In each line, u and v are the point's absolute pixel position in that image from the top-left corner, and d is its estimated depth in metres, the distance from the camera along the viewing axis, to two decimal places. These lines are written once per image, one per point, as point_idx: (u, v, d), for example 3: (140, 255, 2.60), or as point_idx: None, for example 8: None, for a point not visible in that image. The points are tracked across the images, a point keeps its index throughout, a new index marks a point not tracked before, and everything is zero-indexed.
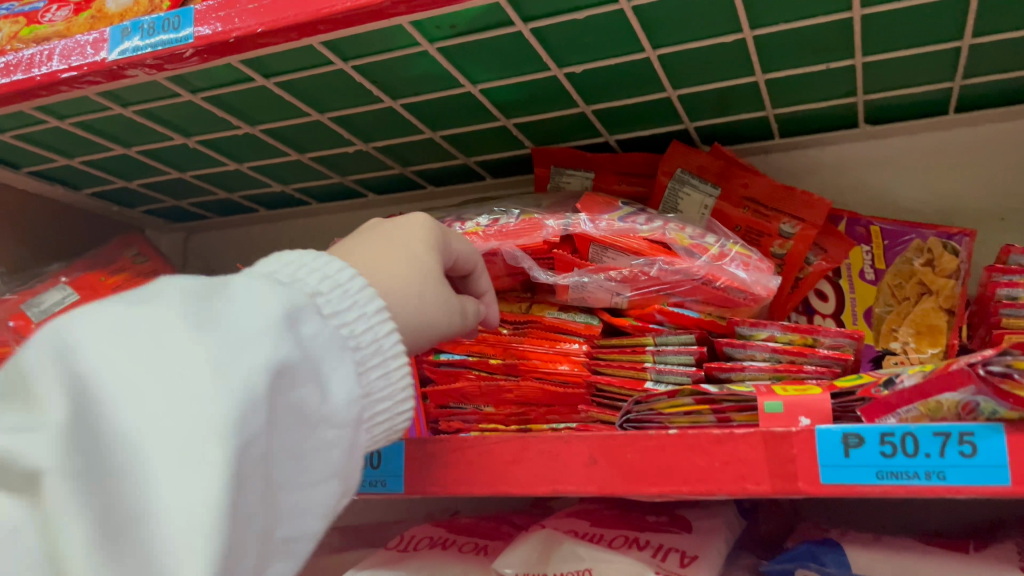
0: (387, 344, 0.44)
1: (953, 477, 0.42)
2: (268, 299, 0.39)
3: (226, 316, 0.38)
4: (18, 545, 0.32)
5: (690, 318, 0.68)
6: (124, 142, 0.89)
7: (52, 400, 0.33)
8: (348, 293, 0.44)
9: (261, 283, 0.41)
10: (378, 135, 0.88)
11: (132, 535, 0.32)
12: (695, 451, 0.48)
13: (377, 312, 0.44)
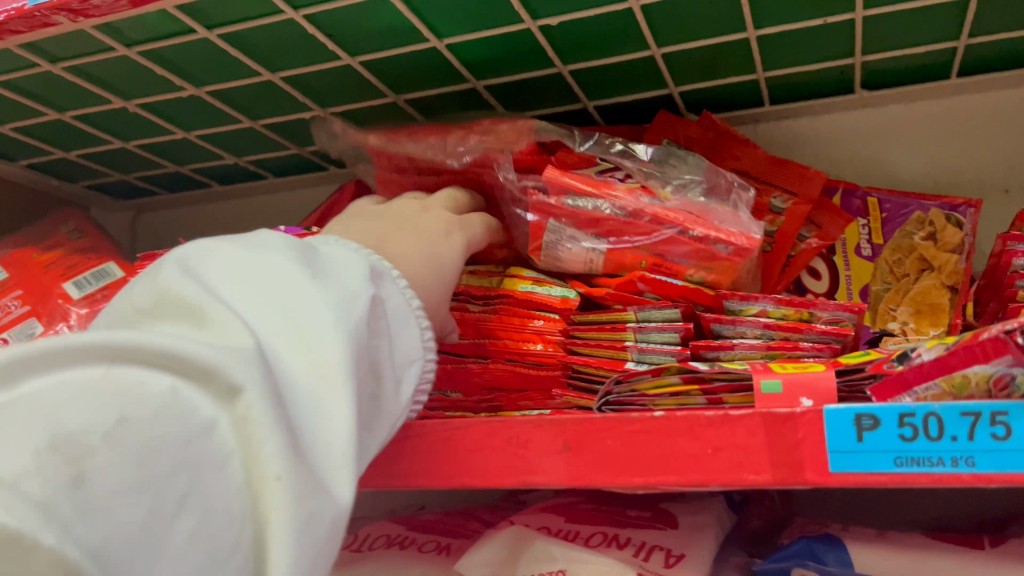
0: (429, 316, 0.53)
1: (983, 464, 0.36)
2: (361, 266, 0.49)
3: (333, 272, 0.48)
4: (214, 444, 0.37)
5: (673, 285, 0.61)
6: (58, 106, 0.82)
7: (233, 327, 0.40)
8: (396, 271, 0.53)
9: (344, 253, 0.51)
10: (337, 100, 0.81)
11: (310, 434, 0.40)
12: (684, 436, 0.41)
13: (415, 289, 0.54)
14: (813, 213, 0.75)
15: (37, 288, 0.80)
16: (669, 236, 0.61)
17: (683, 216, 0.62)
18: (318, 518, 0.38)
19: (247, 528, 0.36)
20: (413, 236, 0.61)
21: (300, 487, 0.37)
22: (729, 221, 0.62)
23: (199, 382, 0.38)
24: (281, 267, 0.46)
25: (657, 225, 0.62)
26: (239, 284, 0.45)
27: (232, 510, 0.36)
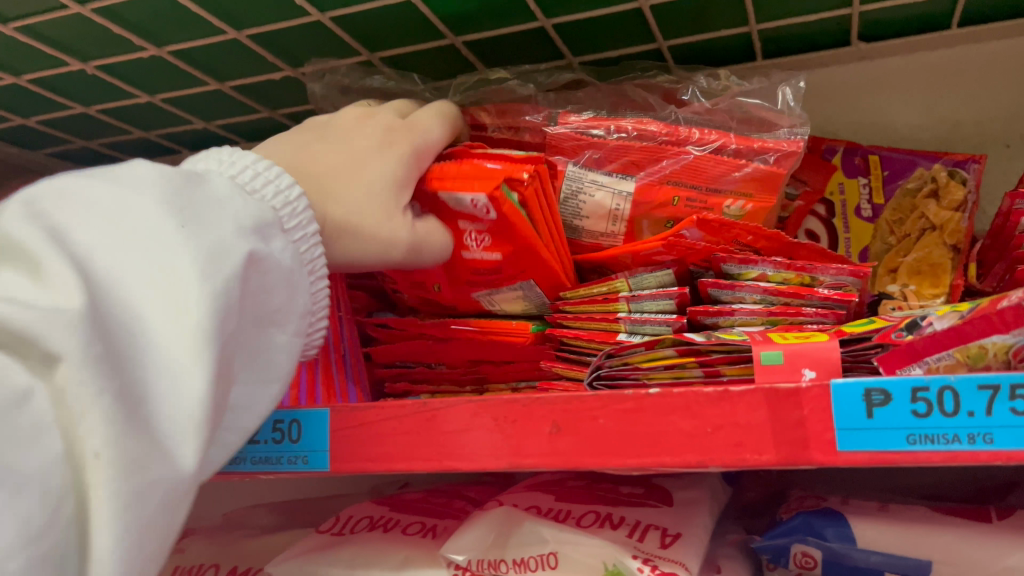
0: (319, 266, 0.45)
1: (1003, 440, 0.34)
2: (246, 209, 0.41)
3: (212, 211, 0.39)
4: (27, 418, 0.31)
5: (726, 229, 0.56)
6: (11, 70, 0.78)
7: (71, 284, 0.33)
8: (296, 211, 0.44)
9: (229, 187, 0.41)
10: (308, 59, 0.77)
11: (154, 405, 0.34)
12: (681, 414, 0.39)
13: (316, 235, 0.45)
14: (797, 170, 0.73)
15: None
16: (699, 156, 0.59)
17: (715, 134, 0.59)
18: (148, 495, 0.33)
19: (68, 504, 0.32)
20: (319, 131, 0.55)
21: (126, 465, 0.33)
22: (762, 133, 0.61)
23: (13, 346, 0.32)
24: (141, 203, 0.37)
25: (687, 147, 0.59)
26: (88, 218, 0.36)
27: (47, 490, 0.31)
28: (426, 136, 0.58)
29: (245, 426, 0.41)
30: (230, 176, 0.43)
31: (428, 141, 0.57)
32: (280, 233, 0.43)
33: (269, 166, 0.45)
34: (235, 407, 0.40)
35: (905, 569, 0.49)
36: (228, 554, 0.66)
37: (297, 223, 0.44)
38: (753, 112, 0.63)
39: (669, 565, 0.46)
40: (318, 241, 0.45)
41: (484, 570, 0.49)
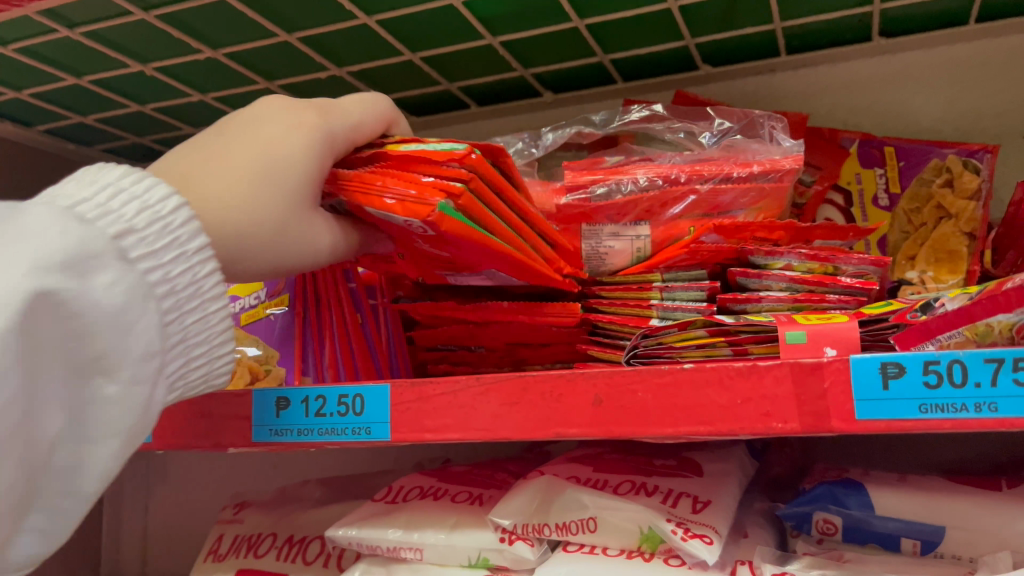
0: (207, 284, 0.40)
1: (1007, 409, 0.37)
2: (66, 237, 0.35)
3: (7, 250, 0.33)
4: None
5: (744, 230, 0.60)
6: (74, 71, 0.83)
7: None
8: (169, 228, 0.39)
9: (59, 212, 0.36)
10: (352, 59, 0.82)
11: None
12: (714, 387, 0.43)
13: (199, 250, 0.40)
14: (810, 157, 0.78)
15: None
16: (710, 188, 0.62)
17: (715, 166, 0.63)
18: None
19: None
20: (208, 139, 0.46)
21: None
22: (764, 146, 0.64)
23: None
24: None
25: (694, 184, 0.62)
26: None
27: None
28: (331, 119, 0.49)
29: (83, 489, 0.38)
30: (74, 199, 0.37)
31: (336, 127, 0.49)
32: (123, 260, 0.37)
33: (135, 181, 0.39)
34: (63, 467, 0.37)
35: (921, 535, 0.52)
36: (285, 524, 0.71)
37: (170, 239, 0.39)
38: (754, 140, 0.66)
39: (700, 528, 0.50)
40: (201, 257, 0.40)
41: (530, 533, 0.54)
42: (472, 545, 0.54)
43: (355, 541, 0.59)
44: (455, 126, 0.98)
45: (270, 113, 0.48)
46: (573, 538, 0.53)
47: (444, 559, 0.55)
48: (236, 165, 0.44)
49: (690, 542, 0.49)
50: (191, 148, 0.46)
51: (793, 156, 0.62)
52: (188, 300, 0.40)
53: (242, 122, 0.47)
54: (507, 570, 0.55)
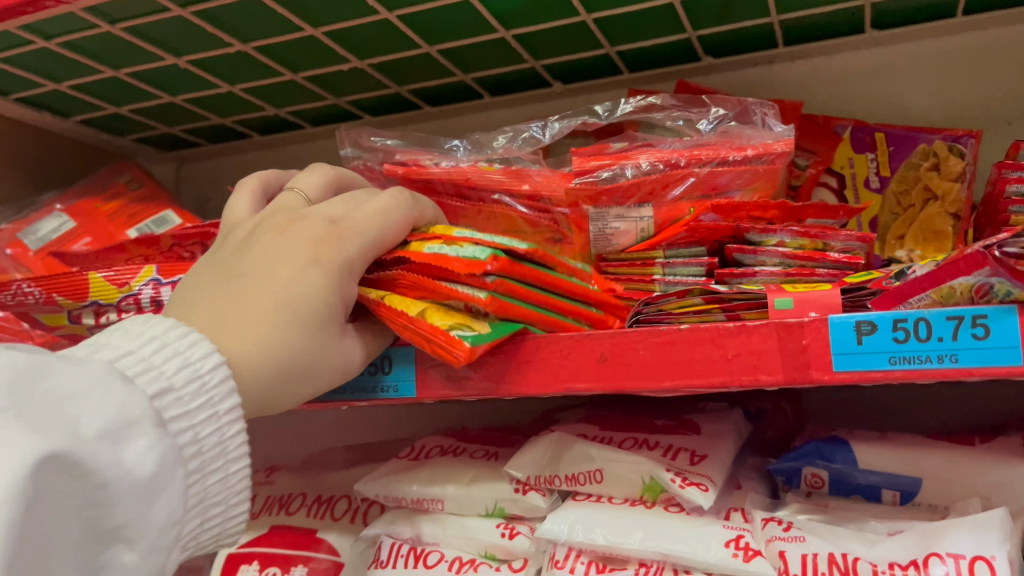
0: (230, 444, 0.44)
1: (966, 359, 0.42)
2: (112, 401, 0.37)
3: (62, 409, 0.35)
4: None
5: (738, 208, 0.66)
6: (112, 64, 0.88)
7: None
8: (206, 388, 0.43)
9: (106, 371, 0.38)
10: (373, 52, 0.87)
11: None
12: (708, 344, 0.48)
13: (229, 411, 0.44)
14: (802, 142, 0.83)
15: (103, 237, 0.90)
16: (711, 170, 0.67)
17: (710, 150, 0.67)
18: None
19: None
20: (242, 264, 0.51)
21: None
22: (757, 132, 0.68)
23: None
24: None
25: (694, 168, 0.67)
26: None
27: None
28: (343, 244, 0.52)
29: None
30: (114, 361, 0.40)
31: (349, 251, 0.52)
32: (158, 427, 0.39)
33: (179, 336, 0.44)
34: None
35: (900, 486, 0.57)
36: (312, 484, 0.77)
37: (205, 397, 0.43)
38: (747, 125, 0.70)
39: (697, 477, 0.55)
40: (231, 418, 0.44)
41: (542, 485, 0.59)
42: (488, 496, 0.60)
43: (380, 493, 0.64)
44: (468, 115, 1.03)
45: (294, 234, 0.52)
46: (582, 488, 0.59)
47: (462, 508, 0.61)
48: (254, 307, 0.48)
49: (687, 489, 0.54)
50: (229, 277, 0.50)
51: (784, 139, 0.66)
52: (214, 455, 0.44)
53: (266, 249, 0.51)
54: (521, 518, 0.61)
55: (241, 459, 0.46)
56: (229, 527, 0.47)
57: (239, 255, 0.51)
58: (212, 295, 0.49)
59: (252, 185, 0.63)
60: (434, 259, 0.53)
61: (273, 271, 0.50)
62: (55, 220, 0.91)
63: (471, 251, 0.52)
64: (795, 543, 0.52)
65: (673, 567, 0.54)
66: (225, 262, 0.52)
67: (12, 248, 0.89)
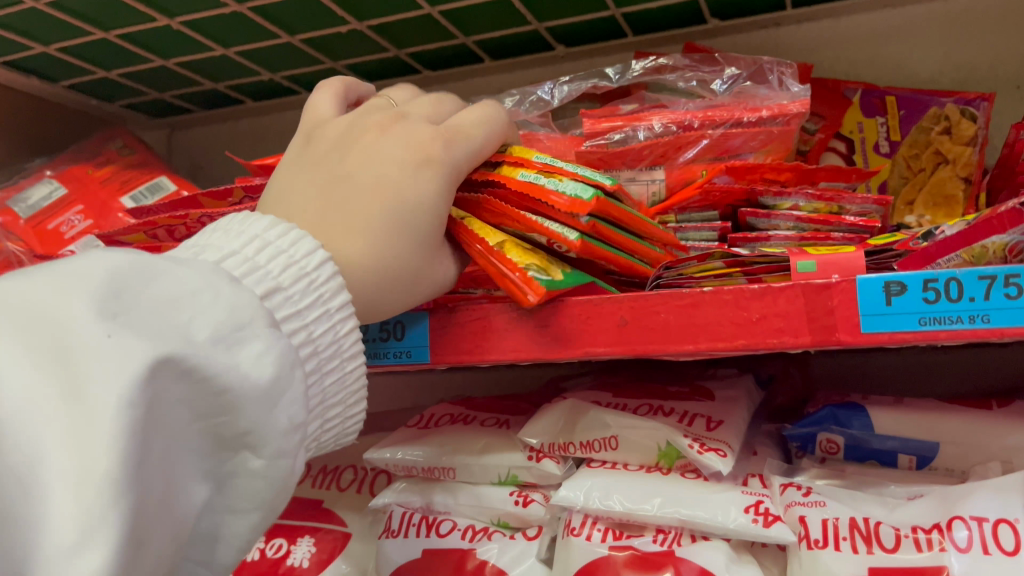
0: (345, 343, 0.44)
1: (999, 320, 0.41)
2: (219, 309, 0.36)
3: (162, 317, 0.34)
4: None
5: (752, 170, 0.64)
6: (102, 25, 0.86)
7: None
8: (315, 285, 0.43)
9: (215, 271, 0.38)
10: (372, 13, 0.84)
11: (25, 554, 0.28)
12: (731, 307, 0.46)
13: (340, 308, 0.44)
14: (812, 106, 0.82)
15: (97, 204, 0.88)
16: (725, 133, 0.66)
17: (724, 111, 0.66)
18: None
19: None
20: (356, 162, 0.50)
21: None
22: (771, 92, 0.66)
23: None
24: (75, 306, 0.32)
25: (707, 131, 0.66)
26: (28, 332, 0.31)
27: None
28: (454, 153, 0.51)
29: (221, 558, 0.39)
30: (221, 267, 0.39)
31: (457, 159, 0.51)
32: (268, 328, 0.38)
33: (281, 234, 0.44)
34: (203, 535, 0.38)
35: (917, 451, 0.57)
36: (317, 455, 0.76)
37: (315, 295, 0.43)
38: (761, 86, 0.68)
39: (715, 443, 0.55)
40: (342, 316, 0.44)
41: (555, 452, 0.59)
42: (502, 463, 0.60)
43: (389, 462, 0.64)
44: (469, 80, 1.01)
45: (410, 134, 0.51)
46: (597, 454, 0.58)
47: (474, 477, 0.61)
48: (368, 209, 0.48)
49: (705, 455, 0.53)
50: (345, 170, 0.50)
51: (800, 99, 0.64)
52: (329, 355, 0.44)
53: (382, 149, 0.50)
54: (535, 487, 0.60)
55: (357, 357, 0.46)
56: (348, 427, 0.48)
57: (354, 153, 0.50)
58: (320, 211, 0.48)
59: (334, 87, 0.59)
60: (530, 189, 0.51)
61: (394, 170, 0.49)
62: (46, 187, 0.89)
63: (569, 188, 0.50)
64: (816, 508, 0.51)
65: (690, 533, 0.53)
66: (336, 156, 0.51)
67: (1, 215, 0.85)
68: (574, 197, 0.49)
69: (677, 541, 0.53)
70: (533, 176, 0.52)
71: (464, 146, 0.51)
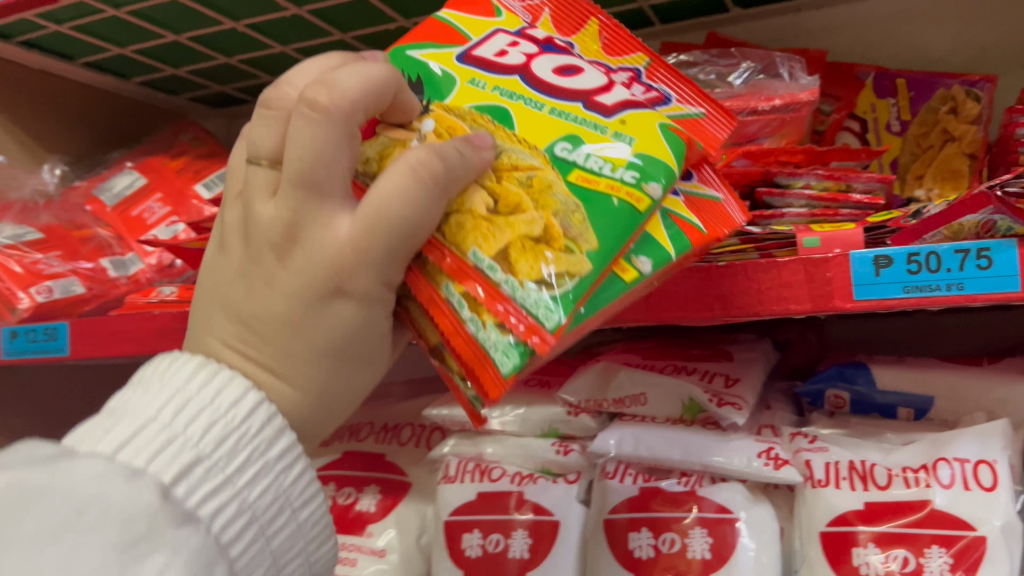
0: (290, 491, 0.42)
1: (971, 287, 0.48)
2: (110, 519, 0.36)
3: (46, 541, 0.35)
4: None
5: (768, 153, 0.72)
6: (174, 29, 0.94)
7: None
8: (246, 441, 0.41)
9: (110, 469, 0.37)
10: (418, 11, 0.92)
11: None
12: (744, 279, 0.54)
13: (280, 456, 0.42)
14: (828, 89, 0.88)
15: (174, 192, 0.97)
16: (745, 120, 0.73)
17: (741, 101, 0.73)
18: None
19: None
20: (257, 295, 0.42)
21: None
22: (783, 83, 0.73)
23: None
24: None
25: (726, 119, 0.73)
26: None
27: None
28: (372, 254, 0.39)
29: None
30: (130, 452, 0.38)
31: (380, 262, 0.39)
32: (176, 522, 0.37)
33: (203, 386, 0.41)
34: None
35: (915, 404, 0.64)
36: (380, 414, 0.86)
37: (247, 452, 0.40)
38: (774, 78, 0.74)
39: (732, 398, 0.63)
40: (286, 462, 0.42)
41: (591, 407, 0.68)
42: (544, 418, 0.69)
43: (447, 417, 0.72)
44: None
45: (306, 255, 0.40)
46: (628, 409, 0.66)
47: (522, 429, 0.69)
48: (283, 359, 0.42)
49: (723, 408, 0.62)
50: (247, 308, 0.42)
51: (809, 89, 0.71)
52: (277, 511, 0.41)
53: (279, 277, 0.41)
54: (572, 437, 0.69)
55: (315, 492, 0.44)
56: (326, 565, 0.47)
57: (251, 278, 0.42)
58: (236, 341, 0.43)
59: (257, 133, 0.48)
60: (478, 293, 0.39)
61: (298, 314, 0.40)
62: (127, 178, 0.99)
63: (531, 304, 0.38)
64: (820, 453, 0.59)
65: (711, 475, 0.61)
66: (235, 278, 0.43)
67: (91, 205, 0.97)
68: (531, 323, 0.37)
69: (698, 483, 0.61)
70: (488, 267, 0.39)
71: (381, 237, 0.38)
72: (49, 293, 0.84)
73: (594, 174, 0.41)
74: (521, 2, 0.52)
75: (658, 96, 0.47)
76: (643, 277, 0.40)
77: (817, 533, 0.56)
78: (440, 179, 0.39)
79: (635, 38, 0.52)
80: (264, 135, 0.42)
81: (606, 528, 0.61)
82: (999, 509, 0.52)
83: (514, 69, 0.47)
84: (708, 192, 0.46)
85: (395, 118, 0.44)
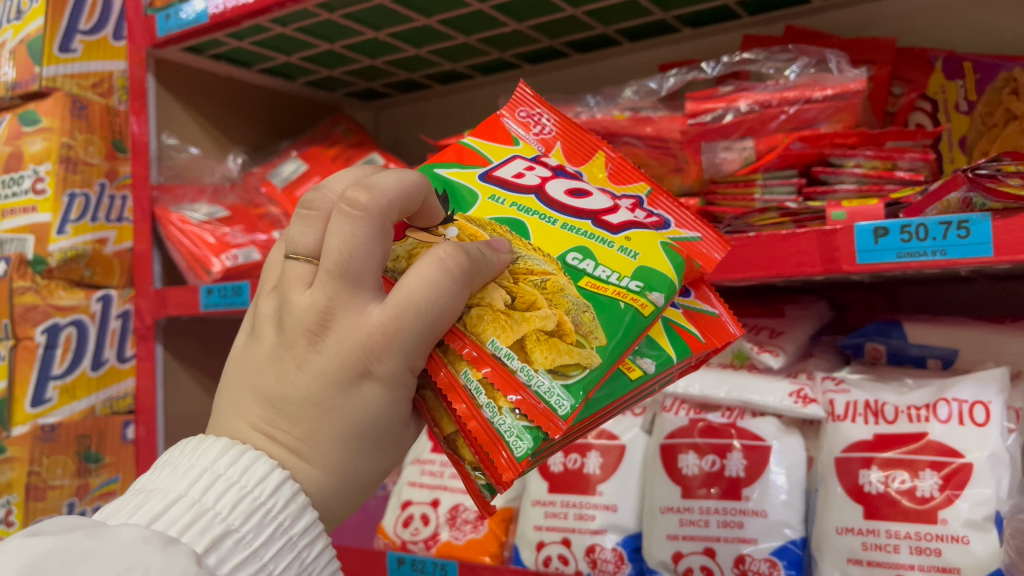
0: (311, 564, 0.46)
1: (952, 253, 0.58)
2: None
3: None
4: None
5: (824, 137, 0.80)
6: (329, 39, 1.13)
7: None
8: (272, 516, 0.44)
9: (150, 536, 0.40)
10: (529, 16, 1.06)
11: None
12: (769, 246, 0.67)
13: (303, 532, 0.45)
14: (900, 72, 0.94)
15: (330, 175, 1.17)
16: (802, 109, 0.82)
17: (797, 91, 0.83)
18: None
19: None
20: (287, 376, 0.46)
21: None
22: (835, 75, 0.82)
23: None
24: None
25: (786, 107, 0.83)
26: None
27: None
28: (399, 336, 0.44)
29: None
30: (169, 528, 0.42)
31: (408, 344, 0.44)
32: None
33: (231, 462, 0.45)
34: None
35: (943, 355, 0.73)
36: None
37: (272, 527, 0.44)
38: (825, 71, 0.84)
39: (772, 346, 0.76)
40: (308, 538, 0.46)
41: None
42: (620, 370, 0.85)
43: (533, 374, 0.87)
44: (611, 59, 1.20)
45: (337, 339, 0.45)
46: None
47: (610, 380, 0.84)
48: (311, 437, 0.45)
49: (762, 354, 0.75)
50: (277, 387, 0.46)
51: (861, 79, 0.80)
52: None
53: (310, 358, 0.45)
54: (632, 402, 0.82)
55: (333, 568, 0.48)
56: None
57: (281, 359, 0.46)
58: (264, 423, 0.46)
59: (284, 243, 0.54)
60: (495, 380, 0.47)
61: (329, 390, 0.45)
62: (292, 164, 1.19)
63: (545, 392, 0.46)
64: (842, 393, 0.70)
65: (751, 411, 0.73)
66: (265, 360, 0.47)
67: (265, 186, 1.18)
68: (546, 410, 0.46)
69: (740, 416, 0.73)
70: (505, 356, 0.47)
71: (410, 321, 0.44)
72: (234, 259, 1.06)
73: (602, 281, 0.51)
74: (537, 134, 0.62)
75: (659, 219, 0.56)
76: (646, 375, 0.49)
77: (835, 458, 0.68)
78: (464, 274, 0.46)
79: (638, 169, 0.61)
80: (302, 230, 0.48)
81: (663, 451, 0.75)
82: (987, 442, 0.62)
83: (529, 189, 0.57)
84: (702, 305, 0.55)
85: (420, 223, 0.52)
